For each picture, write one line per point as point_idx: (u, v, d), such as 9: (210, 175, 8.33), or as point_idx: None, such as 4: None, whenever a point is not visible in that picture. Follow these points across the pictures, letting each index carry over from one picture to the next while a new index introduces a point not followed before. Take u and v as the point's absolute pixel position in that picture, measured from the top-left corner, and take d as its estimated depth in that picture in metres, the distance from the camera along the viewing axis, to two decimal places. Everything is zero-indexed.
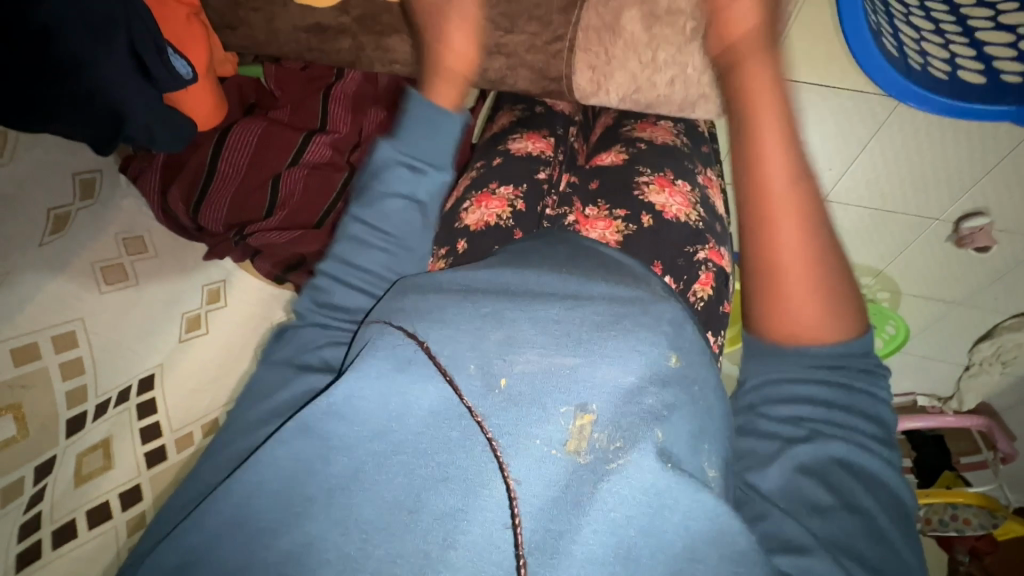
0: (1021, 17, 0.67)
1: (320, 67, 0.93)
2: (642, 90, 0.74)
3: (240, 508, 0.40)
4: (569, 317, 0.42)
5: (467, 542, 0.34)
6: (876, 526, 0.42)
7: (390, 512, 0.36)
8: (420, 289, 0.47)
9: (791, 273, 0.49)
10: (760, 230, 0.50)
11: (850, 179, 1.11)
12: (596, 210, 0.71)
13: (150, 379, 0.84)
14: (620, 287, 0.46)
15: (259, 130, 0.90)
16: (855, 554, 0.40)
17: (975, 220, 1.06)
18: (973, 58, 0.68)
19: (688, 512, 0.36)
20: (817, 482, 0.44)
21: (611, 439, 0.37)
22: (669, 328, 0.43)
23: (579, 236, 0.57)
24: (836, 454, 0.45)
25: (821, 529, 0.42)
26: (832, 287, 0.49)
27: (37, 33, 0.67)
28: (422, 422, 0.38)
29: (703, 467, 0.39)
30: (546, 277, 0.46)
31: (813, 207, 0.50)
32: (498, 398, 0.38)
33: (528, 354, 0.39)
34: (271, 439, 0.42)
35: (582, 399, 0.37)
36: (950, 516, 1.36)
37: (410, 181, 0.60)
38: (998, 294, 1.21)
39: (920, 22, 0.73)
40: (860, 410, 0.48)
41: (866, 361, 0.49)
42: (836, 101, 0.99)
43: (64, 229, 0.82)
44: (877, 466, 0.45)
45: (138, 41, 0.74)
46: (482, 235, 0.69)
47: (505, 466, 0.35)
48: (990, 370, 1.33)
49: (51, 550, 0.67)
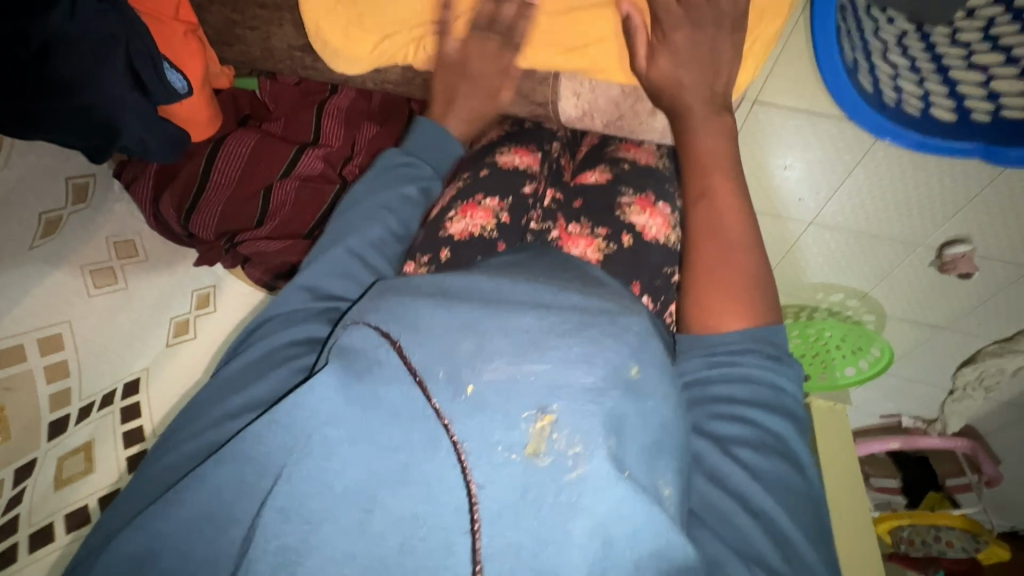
0: (992, 58, 0.70)
1: (314, 82, 0.94)
2: (625, 117, 0.78)
3: (215, 495, 0.45)
4: (535, 324, 0.45)
5: (424, 548, 0.39)
6: (774, 524, 0.48)
7: (341, 507, 0.41)
8: (398, 290, 0.51)
9: (720, 277, 0.60)
10: (697, 243, 0.62)
11: (836, 204, 1.13)
12: (579, 228, 0.73)
13: (134, 383, 0.84)
14: (591, 299, 0.49)
15: (253, 142, 0.93)
16: (763, 562, 0.46)
17: (957, 247, 1.09)
18: (946, 95, 0.72)
19: (642, 524, 0.40)
20: (723, 492, 0.49)
21: (570, 444, 0.40)
22: (633, 338, 0.46)
23: (535, 249, 0.60)
24: (744, 458, 0.50)
25: (730, 536, 0.47)
26: (755, 293, 0.59)
27: (38, 50, 0.67)
28: (383, 418, 0.42)
29: (657, 485, 0.43)
30: (520, 285, 0.49)
31: (746, 220, 0.62)
32: (464, 402, 0.41)
33: (496, 364, 0.43)
34: (246, 435, 0.46)
35: (541, 403, 0.41)
36: (934, 537, 1.37)
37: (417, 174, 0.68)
38: (980, 319, 1.23)
39: (897, 59, 0.74)
40: (765, 405, 0.54)
41: (771, 354, 0.56)
42: (822, 128, 1.01)
43: (56, 233, 0.83)
44: (776, 467, 0.51)
45: (136, 57, 0.74)
46: (466, 244, 0.71)
47: (467, 470, 0.40)
48: (974, 395, 1.36)
49: (27, 554, 0.68)
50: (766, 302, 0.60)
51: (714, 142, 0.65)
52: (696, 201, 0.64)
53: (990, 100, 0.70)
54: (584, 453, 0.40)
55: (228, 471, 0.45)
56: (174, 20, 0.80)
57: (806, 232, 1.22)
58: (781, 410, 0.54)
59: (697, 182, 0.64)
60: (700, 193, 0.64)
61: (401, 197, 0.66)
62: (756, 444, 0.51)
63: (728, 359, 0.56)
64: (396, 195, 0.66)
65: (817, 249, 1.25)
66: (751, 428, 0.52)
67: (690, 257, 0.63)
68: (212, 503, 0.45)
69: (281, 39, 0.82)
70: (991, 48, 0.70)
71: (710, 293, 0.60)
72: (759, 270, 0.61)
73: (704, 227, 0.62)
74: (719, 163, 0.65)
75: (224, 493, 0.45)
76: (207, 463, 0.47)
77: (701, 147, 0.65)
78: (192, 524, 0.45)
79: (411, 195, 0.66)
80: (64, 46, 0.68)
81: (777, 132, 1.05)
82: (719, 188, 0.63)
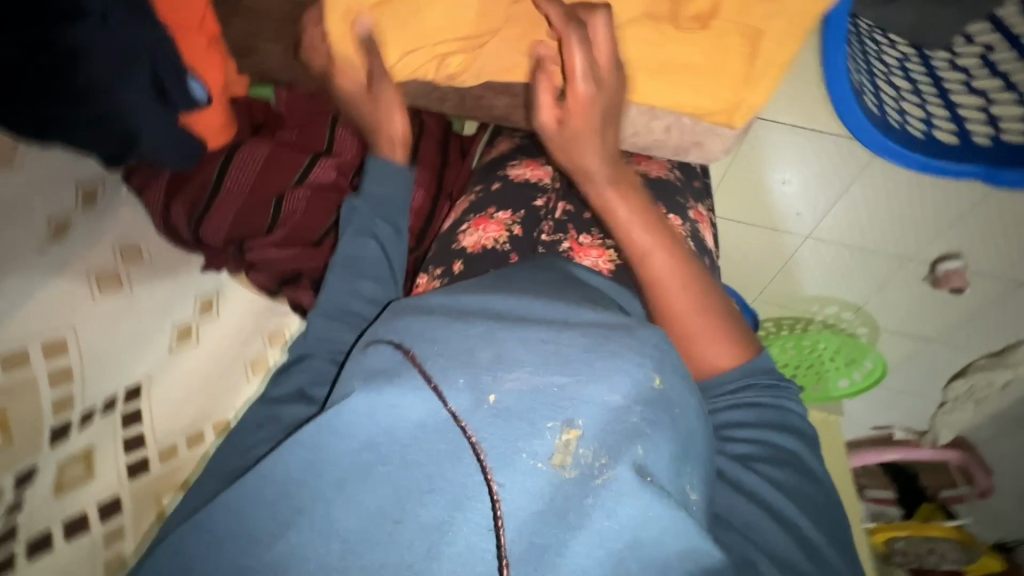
0: (991, 84, 0.77)
1: (329, 93, 0.98)
2: (640, 134, 0.78)
3: (251, 503, 0.46)
4: (557, 337, 0.47)
5: (452, 554, 0.38)
6: (801, 531, 0.51)
7: (376, 522, 0.41)
8: (413, 310, 0.53)
9: (688, 328, 0.60)
10: (660, 301, 0.60)
11: (832, 220, 1.16)
12: (590, 239, 0.73)
13: (136, 389, 0.84)
14: (606, 315, 0.52)
15: (266, 151, 0.96)
16: (797, 570, 0.49)
17: (948, 263, 1.13)
18: (947, 119, 0.77)
19: (668, 531, 0.40)
20: (750, 502, 0.52)
21: (596, 456, 0.42)
22: (652, 351, 0.48)
23: (543, 260, 0.64)
24: (764, 473, 0.54)
25: (764, 544, 0.49)
26: (721, 330, 0.61)
27: (62, 55, 0.65)
28: (410, 434, 0.43)
29: (686, 489, 0.45)
30: (536, 300, 0.53)
31: (687, 262, 0.61)
32: (485, 412, 0.43)
33: (517, 373, 0.44)
34: (277, 453, 0.47)
35: (568, 416, 0.42)
36: (929, 551, 1.38)
37: (369, 223, 0.69)
38: (970, 333, 1.26)
39: (900, 81, 0.78)
40: (772, 424, 0.58)
41: (771, 378, 0.61)
42: (821, 142, 1.02)
43: (64, 236, 0.82)
44: (793, 480, 0.55)
45: (161, 70, 0.77)
46: (478, 258, 0.72)
47: (491, 479, 0.40)
48: (964, 407, 1.38)
49: (24, 561, 0.67)
50: (740, 331, 0.62)
51: (626, 199, 0.63)
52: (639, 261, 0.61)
53: (991, 126, 0.75)
54: (609, 462, 0.41)
55: (253, 489, 0.46)
56: (198, 31, 0.84)
57: (802, 247, 1.24)
58: (788, 428, 0.59)
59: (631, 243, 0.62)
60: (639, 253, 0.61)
61: (372, 246, 0.69)
62: (770, 460, 0.55)
63: (729, 391, 0.60)
64: (365, 243, 0.69)
65: (812, 263, 1.27)
66: (763, 447, 0.56)
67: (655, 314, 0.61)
68: (238, 528, 0.45)
69: (301, 49, 0.80)
70: (989, 74, 0.77)
71: (686, 345, 0.60)
72: (715, 303, 0.61)
73: (656, 288, 0.60)
74: (642, 218, 0.62)
75: (253, 504, 0.46)
76: (237, 488, 0.47)
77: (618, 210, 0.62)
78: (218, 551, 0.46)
79: (378, 239, 0.69)
80: (87, 55, 0.67)
81: (775, 150, 1.07)
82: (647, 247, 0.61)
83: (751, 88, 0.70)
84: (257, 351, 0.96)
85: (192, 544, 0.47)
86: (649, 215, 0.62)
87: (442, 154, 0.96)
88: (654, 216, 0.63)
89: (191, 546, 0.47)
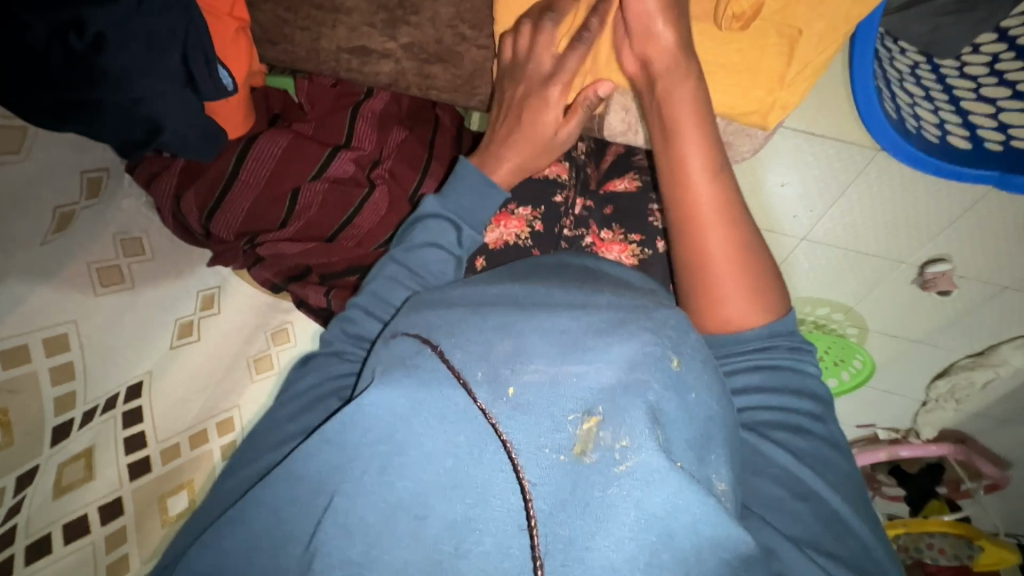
0: (998, 91, 0.85)
1: (350, 84, 0.94)
2: None
3: (285, 486, 0.49)
4: (575, 324, 0.47)
5: (479, 552, 0.40)
6: (830, 505, 0.54)
7: (395, 514, 0.42)
8: (431, 304, 0.53)
9: (722, 270, 0.60)
10: (694, 238, 0.61)
11: (829, 222, 1.18)
12: (611, 235, 0.84)
13: (138, 387, 0.80)
14: (624, 298, 0.52)
15: (285, 142, 0.91)
16: (825, 550, 0.51)
17: (938, 265, 1.15)
18: (959, 124, 0.88)
19: (699, 516, 0.41)
20: (770, 480, 0.54)
21: (617, 438, 0.41)
22: (671, 333, 0.47)
23: (570, 256, 0.63)
24: (785, 445, 0.56)
25: (791, 530, 0.52)
26: (756, 280, 0.60)
27: (91, 44, 0.68)
28: (426, 423, 0.43)
29: (713, 479, 0.45)
30: (554, 289, 0.53)
31: (730, 200, 0.61)
32: (506, 404, 0.42)
33: (536, 366, 0.44)
34: (297, 450, 0.49)
35: (589, 405, 0.42)
36: (927, 544, 1.43)
37: (451, 238, 0.68)
38: (955, 335, 1.29)
39: (912, 88, 0.90)
40: (791, 389, 0.59)
41: (792, 339, 0.61)
42: (819, 147, 1.04)
43: (67, 228, 0.79)
44: (816, 444, 0.57)
45: (190, 53, 0.75)
46: (502, 251, 0.82)
47: (522, 475, 0.40)
48: (944, 406, 1.42)
49: (22, 567, 0.64)
50: (773, 287, 0.62)
51: (687, 110, 0.62)
52: (684, 191, 0.61)
53: (1001, 131, 0.84)
54: (631, 446, 0.41)
55: (284, 484, 0.49)
56: (229, 17, 0.83)
57: (798, 249, 1.26)
58: (807, 393, 0.60)
59: (682, 162, 0.62)
60: (683, 179, 0.61)
61: (442, 258, 0.68)
62: (792, 428, 0.57)
63: (749, 351, 0.60)
64: (432, 253, 0.68)
65: (808, 264, 1.29)
66: (778, 414, 0.58)
67: (688, 253, 0.62)
68: (270, 523, 0.49)
69: (331, 40, 0.87)
70: (996, 82, 0.85)
71: (718, 289, 0.60)
72: (754, 250, 0.61)
73: (696, 224, 0.61)
74: (705, 151, 0.61)
75: (296, 488, 0.48)
76: (266, 483, 0.50)
77: (684, 140, 0.61)
78: (257, 537, 0.50)
79: (447, 251, 0.68)
80: (116, 40, 0.69)
81: (773, 150, 1.08)
82: (695, 169, 0.61)
83: (785, 88, 0.76)
84: (260, 350, 0.93)
85: (243, 528, 0.50)
86: (705, 130, 0.62)
87: (456, 148, 0.99)
88: (712, 135, 0.62)
89: (250, 523, 0.50)
